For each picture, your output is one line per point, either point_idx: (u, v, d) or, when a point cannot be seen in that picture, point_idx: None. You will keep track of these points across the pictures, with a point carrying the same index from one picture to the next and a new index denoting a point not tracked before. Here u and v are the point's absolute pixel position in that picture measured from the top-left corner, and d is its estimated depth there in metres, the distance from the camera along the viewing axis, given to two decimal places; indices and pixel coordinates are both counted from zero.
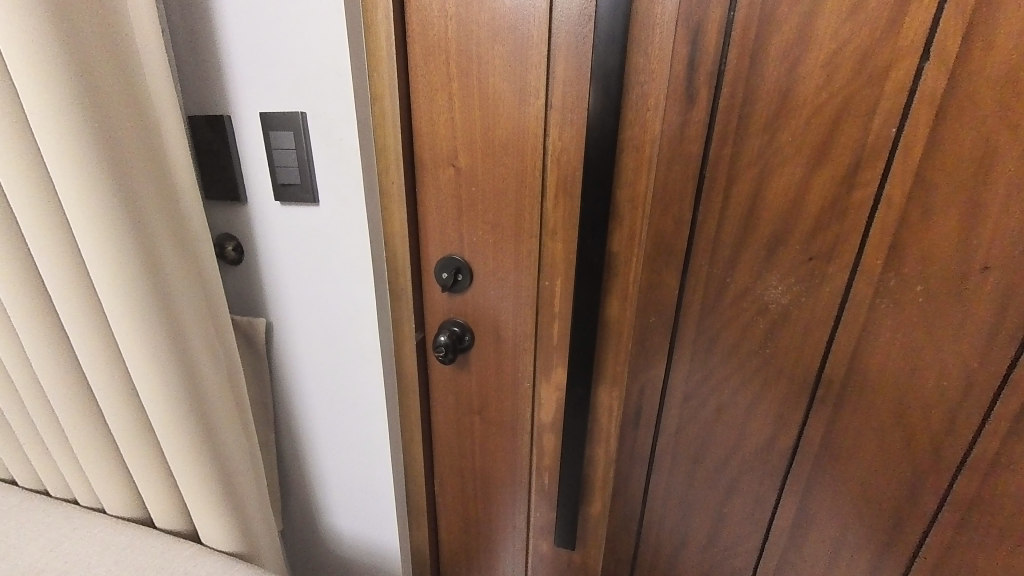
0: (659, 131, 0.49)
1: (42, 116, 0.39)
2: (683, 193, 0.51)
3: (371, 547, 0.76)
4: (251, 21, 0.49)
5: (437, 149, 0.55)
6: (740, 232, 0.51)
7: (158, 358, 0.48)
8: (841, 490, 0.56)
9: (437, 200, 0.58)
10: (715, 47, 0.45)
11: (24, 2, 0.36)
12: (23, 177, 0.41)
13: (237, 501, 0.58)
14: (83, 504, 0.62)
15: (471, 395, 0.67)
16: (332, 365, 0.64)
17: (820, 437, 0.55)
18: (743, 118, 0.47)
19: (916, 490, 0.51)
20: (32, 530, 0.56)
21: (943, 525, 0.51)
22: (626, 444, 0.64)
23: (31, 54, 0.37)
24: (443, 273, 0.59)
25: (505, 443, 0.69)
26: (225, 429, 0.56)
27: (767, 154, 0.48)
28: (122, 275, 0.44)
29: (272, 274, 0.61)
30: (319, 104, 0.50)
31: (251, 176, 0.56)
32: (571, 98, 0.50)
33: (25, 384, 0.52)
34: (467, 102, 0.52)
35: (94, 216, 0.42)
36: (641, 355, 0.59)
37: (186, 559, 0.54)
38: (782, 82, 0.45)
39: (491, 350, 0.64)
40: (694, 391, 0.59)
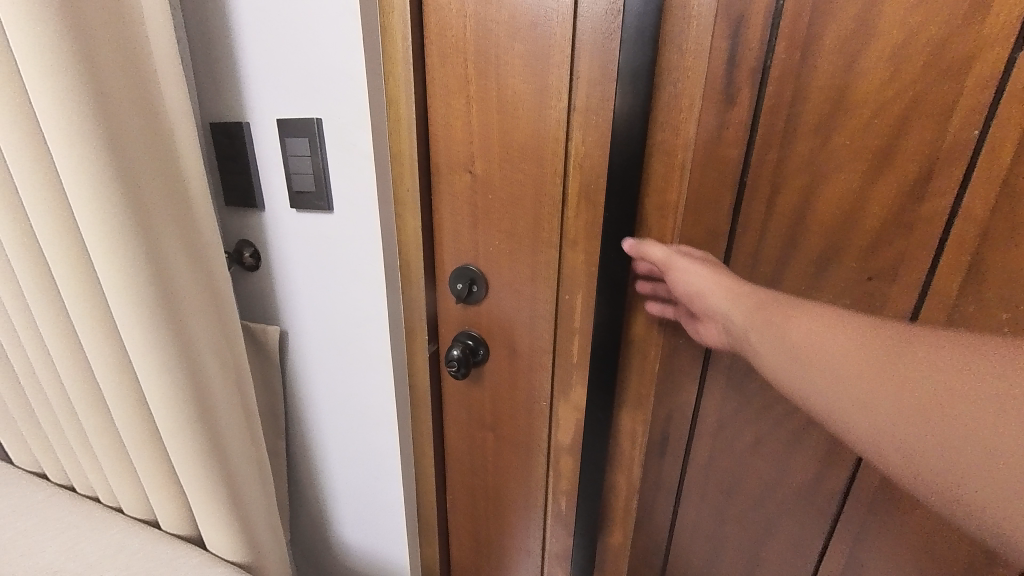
0: (693, 134, 0.45)
1: (50, 119, 0.39)
2: (719, 204, 0.47)
3: (380, 560, 0.74)
4: (269, 28, 0.49)
5: (454, 155, 0.53)
6: (784, 247, 0.46)
7: (166, 368, 0.48)
8: (794, 325, 0.36)
9: (452, 207, 0.55)
10: (760, 41, 0.41)
11: (41, 23, 0.36)
12: (37, 184, 0.42)
13: (243, 510, 0.58)
14: (103, 502, 0.64)
15: (485, 411, 0.64)
16: (344, 374, 0.63)
17: (783, 305, 0.38)
18: (791, 120, 0.42)
19: (912, 337, 0.31)
20: (55, 528, 0.59)
21: (952, 386, 0.28)
22: (650, 474, 0.59)
23: (39, 58, 0.37)
24: (457, 284, 0.57)
25: (519, 464, 0.65)
26: (231, 435, 0.56)
27: (819, 160, 0.42)
28: (128, 279, 0.44)
29: (285, 281, 0.61)
30: (334, 110, 0.49)
31: (267, 184, 0.56)
32: (596, 99, 0.46)
33: (48, 389, 0.55)
34: (485, 106, 0.50)
35: (101, 220, 0.42)
36: (669, 378, 0.54)
37: (193, 569, 0.55)
38: (838, 78, 0.40)
39: (506, 365, 0.60)
40: (728, 420, 0.54)
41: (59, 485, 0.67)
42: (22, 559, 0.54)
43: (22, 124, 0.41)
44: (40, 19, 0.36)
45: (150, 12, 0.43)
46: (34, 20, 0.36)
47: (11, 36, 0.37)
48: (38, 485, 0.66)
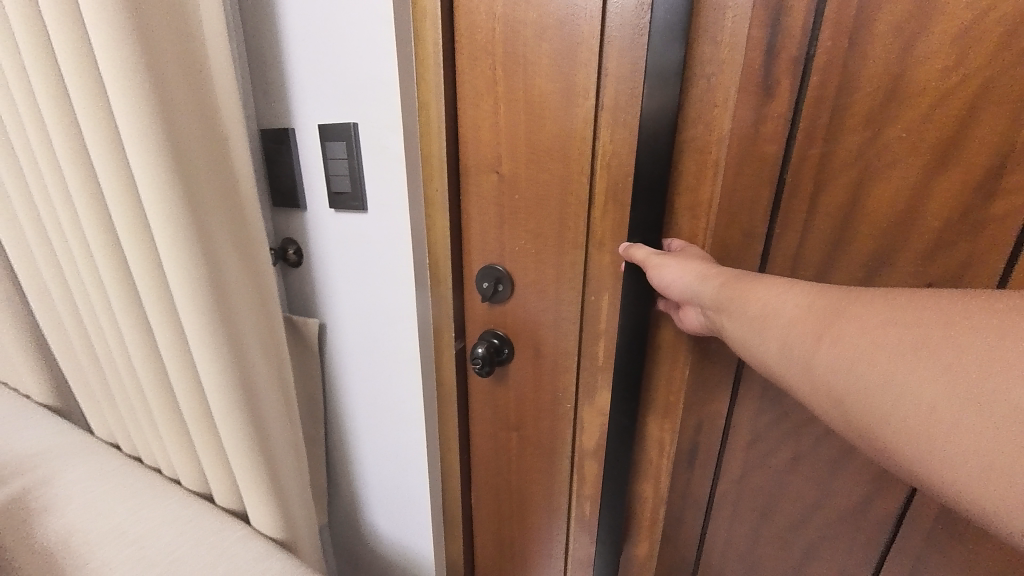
0: (728, 130, 0.43)
1: (126, 132, 0.44)
2: (755, 203, 0.44)
3: (407, 550, 0.77)
4: (314, 39, 0.52)
5: (481, 155, 0.54)
6: (829, 249, 0.42)
7: (218, 354, 0.53)
8: (756, 301, 0.34)
9: (480, 207, 0.56)
10: (803, 28, 0.38)
11: (122, 50, 0.42)
12: (116, 191, 0.48)
13: (281, 488, 0.63)
14: (164, 475, 0.72)
15: (509, 410, 0.64)
16: (375, 366, 0.66)
17: (748, 280, 0.36)
18: (837, 112, 0.39)
19: (869, 302, 0.27)
20: (124, 492, 0.66)
21: (893, 354, 0.25)
22: (677, 487, 0.57)
23: (119, 78, 0.42)
24: (482, 283, 0.57)
25: (542, 467, 0.65)
26: (269, 417, 0.61)
27: (868, 155, 0.39)
28: (187, 275, 0.49)
29: (324, 277, 0.65)
30: (370, 115, 0.52)
31: (310, 185, 0.60)
32: (624, 97, 0.45)
33: (124, 371, 0.63)
34: (512, 106, 0.50)
35: (164, 220, 0.47)
36: (699, 387, 0.51)
37: (237, 540, 0.60)
38: (891, 65, 0.36)
39: (530, 365, 0.60)
40: (764, 434, 0.50)
41: (128, 457, 0.76)
42: (94, 520, 0.61)
43: (105, 139, 0.47)
44: (121, 46, 0.42)
45: (209, 35, 0.49)
46: (116, 47, 0.42)
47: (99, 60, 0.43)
48: (114, 455, 0.75)
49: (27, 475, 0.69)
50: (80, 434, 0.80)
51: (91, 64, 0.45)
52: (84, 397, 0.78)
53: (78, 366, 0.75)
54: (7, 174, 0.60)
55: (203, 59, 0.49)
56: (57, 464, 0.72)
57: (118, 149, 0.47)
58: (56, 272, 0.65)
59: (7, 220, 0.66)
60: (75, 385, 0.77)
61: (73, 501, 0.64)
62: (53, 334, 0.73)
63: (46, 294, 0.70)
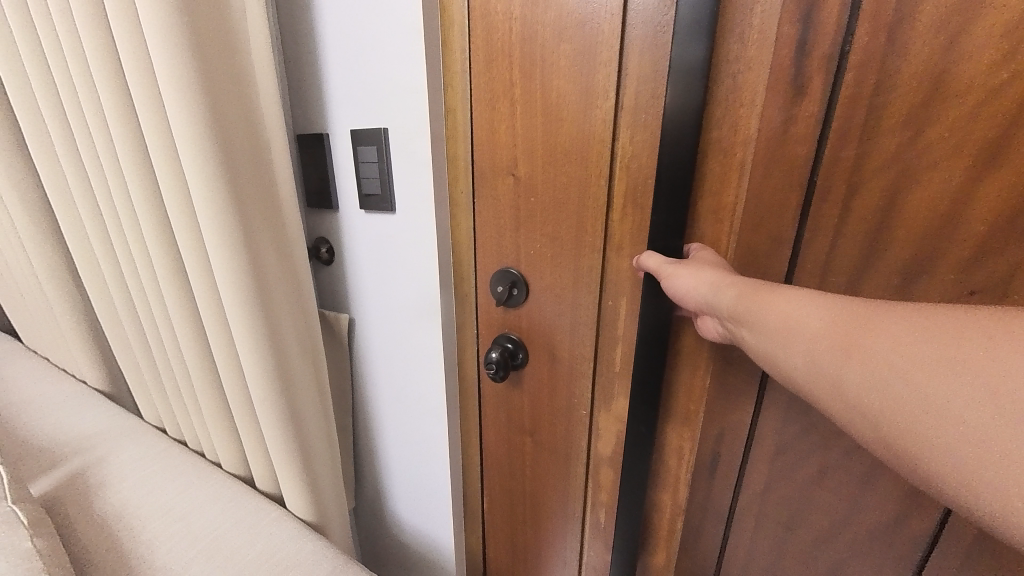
0: (756, 130, 0.42)
1: (181, 140, 0.49)
2: (783, 207, 0.43)
3: (429, 540, 0.80)
4: (349, 48, 0.55)
5: (498, 158, 0.53)
6: (864, 255, 0.41)
7: (258, 344, 0.57)
8: (777, 314, 0.33)
9: (494, 210, 0.55)
10: (838, 23, 0.37)
11: (180, 67, 0.46)
12: (173, 194, 0.53)
13: (314, 472, 0.68)
14: (208, 459, 0.80)
15: (523, 414, 0.63)
16: (401, 360, 0.69)
17: (768, 291, 0.35)
18: (874, 111, 0.38)
19: (891, 316, 0.27)
20: (174, 472, 0.73)
21: (927, 370, 0.25)
22: (697, 496, 0.56)
23: (177, 91, 0.47)
24: (497, 286, 0.57)
25: (556, 474, 0.64)
26: (304, 405, 0.65)
27: (908, 157, 0.37)
28: (233, 270, 0.54)
29: (354, 274, 0.68)
30: (399, 120, 0.54)
31: (342, 187, 0.63)
32: (645, 98, 0.44)
33: (175, 359, 0.69)
34: (529, 107, 0.49)
35: (213, 220, 0.52)
36: (721, 395, 0.51)
37: (273, 520, 0.65)
38: (934, 61, 0.35)
39: (545, 371, 0.59)
40: (789, 446, 0.49)
41: (174, 440, 0.83)
42: (145, 496, 0.68)
43: (164, 146, 0.52)
44: (178, 64, 0.46)
45: (255, 48, 0.53)
46: (175, 65, 0.46)
47: (159, 76, 0.47)
48: (162, 437, 0.82)
49: (88, 453, 0.77)
50: (131, 419, 0.87)
51: (149, 77, 0.49)
52: (137, 384, 0.85)
53: (131, 354, 0.83)
54: (74, 182, 0.67)
55: (248, 70, 0.53)
56: (113, 443, 0.79)
57: (174, 155, 0.52)
58: (116, 271, 0.72)
59: (73, 222, 0.74)
60: (128, 374, 0.84)
61: (129, 477, 0.72)
62: (109, 326, 0.81)
63: (105, 288, 0.78)
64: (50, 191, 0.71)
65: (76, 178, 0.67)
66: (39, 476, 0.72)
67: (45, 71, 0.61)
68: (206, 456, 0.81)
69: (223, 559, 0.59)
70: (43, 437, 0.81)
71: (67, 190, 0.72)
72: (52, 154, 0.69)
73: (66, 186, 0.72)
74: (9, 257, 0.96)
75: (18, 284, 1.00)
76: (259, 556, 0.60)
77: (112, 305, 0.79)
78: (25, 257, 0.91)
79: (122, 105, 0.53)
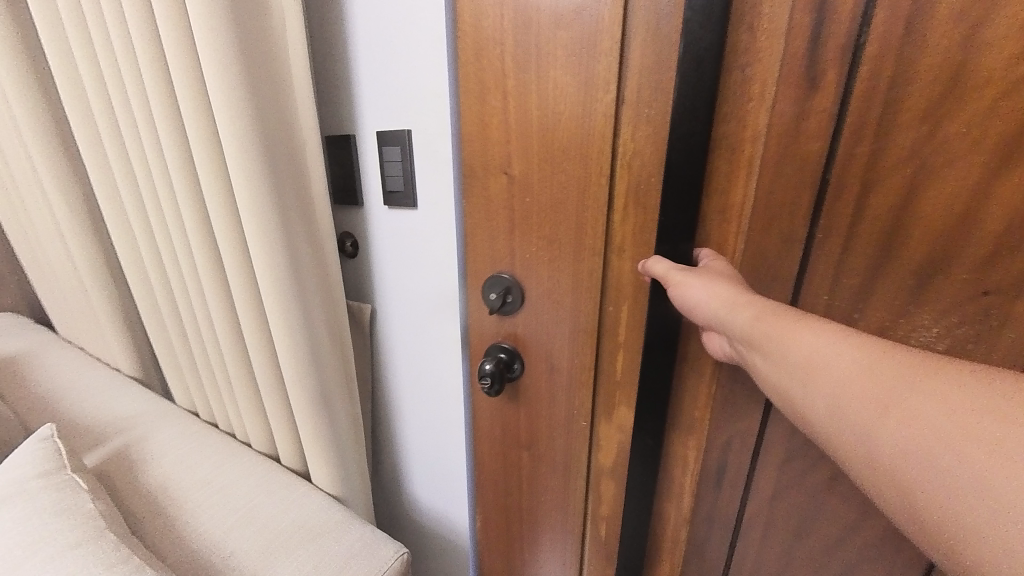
0: (766, 125, 0.42)
1: (226, 138, 0.54)
2: (795, 203, 0.43)
3: (444, 521, 0.84)
4: (376, 53, 0.58)
5: (490, 155, 0.51)
6: (877, 255, 0.40)
7: (291, 328, 0.63)
8: (798, 345, 0.33)
9: (488, 210, 0.53)
10: (853, 16, 0.37)
11: (227, 72, 0.51)
12: (215, 189, 0.59)
13: (340, 451, 0.73)
14: (239, 438, 0.86)
15: (517, 428, 0.61)
16: (420, 350, 0.73)
17: (788, 319, 0.35)
18: (888, 107, 0.37)
19: (919, 365, 0.27)
20: (209, 449, 0.80)
21: (946, 420, 0.24)
22: (706, 504, 0.56)
23: (224, 102, 0.52)
24: (491, 293, 0.55)
25: (557, 494, 0.61)
26: (332, 387, 0.69)
27: (924, 154, 0.37)
28: (269, 259, 0.59)
29: (377, 268, 0.72)
30: (422, 122, 0.58)
31: (368, 184, 0.66)
32: (648, 90, 0.42)
33: (210, 342, 0.76)
34: (522, 100, 0.47)
35: (252, 213, 0.56)
36: (729, 403, 0.51)
37: (303, 493, 0.71)
38: (952, 57, 0.34)
39: (544, 380, 0.57)
40: (799, 452, 0.49)
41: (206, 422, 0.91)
42: (186, 470, 0.75)
43: (207, 144, 0.57)
44: (225, 69, 0.51)
45: (292, 53, 0.57)
46: (222, 70, 0.51)
47: (207, 80, 0.52)
48: (194, 420, 0.90)
49: (131, 431, 0.85)
50: (166, 403, 0.96)
51: (197, 81, 0.54)
52: (172, 371, 0.93)
53: (167, 340, 0.91)
54: (121, 179, 0.74)
55: (285, 81, 0.57)
56: (153, 423, 0.87)
57: (218, 153, 0.58)
58: (159, 264, 0.80)
59: (119, 218, 0.81)
60: (164, 358, 0.92)
61: (169, 453, 0.79)
62: (148, 313, 0.89)
63: (144, 277, 0.86)
64: (98, 188, 0.79)
65: (125, 184, 0.74)
66: (93, 450, 0.80)
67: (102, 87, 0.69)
68: (235, 436, 0.87)
69: (260, 525, 0.65)
70: (92, 418, 0.90)
71: (113, 186, 0.79)
72: (101, 155, 0.77)
73: (113, 183, 0.79)
74: (52, 250, 1.06)
75: (63, 281, 1.09)
76: (293, 525, 0.65)
77: (153, 298, 0.87)
78: (66, 250, 1.00)
79: (170, 114, 0.59)
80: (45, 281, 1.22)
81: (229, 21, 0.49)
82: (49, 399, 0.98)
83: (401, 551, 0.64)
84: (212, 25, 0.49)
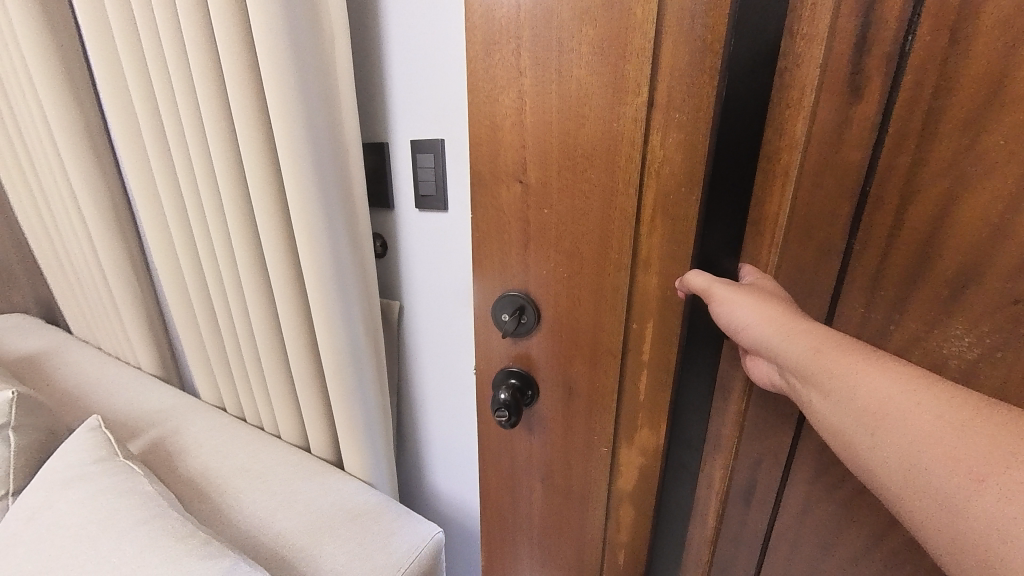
0: (805, 135, 0.39)
1: (282, 144, 0.58)
2: (833, 217, 0.40)
3: (460, 504, 0.89)
4: (410, 66, 0.61)
5: (502, 163, 0.47)
6: (914, 265, 0.38)
7: (331, 320, 0.67)
8: (862, 384, 0.31)
9: (501, 222, 0.49)
10: (898, 23, 0.34)
11: (285, 82, 0.55)
12: (264, 189, 0.64)
13: (370, 440, 0.77)
14: (265, 430, 0.92)
15: (527, 456, 0.58)
16: (444, 344, 0.76)
17: (851, 354, 0.32)
18: (931, 116, 0.35)
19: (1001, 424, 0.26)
20: (242, 440, 0.87)
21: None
22: (729, 522, 0.53)
23: (282, 111, 0.57)
24: (503, 315, 0.51)
25: (577, 522, 0.57)
26: (366, 379, 0.73)
27: (968, 165, 0.34)
28: (312, 255, 0.64)
29: (405, 267, 0.75)
30: (451, 132, 0.61)
31: (400, 187, 0.69)
32: (679, 91, 0.37)
33: (244, 333, 0.82)
34: (545, 98, 0.42)
35: (301, 211, 0.61)
36: (759, 422, 0.48)
37: (338, 479, 0.77)
38: (1000, 64, 0.32)
39: (557, 409, 0.54)
40: (831, 468, 0.46)
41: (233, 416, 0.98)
42: (224, 459, 0.81)
43: (258, 148, 0.61)
44: (283, 80, 0.55)
45: (341, 64, 0.60)
46: (280, 81, 0.55)
47: (267, 90, 0.56)
48: (222, 415, 0.96)
49: (166, 424, 0.93)
50: (195, 399, 1.03)
51: (251, 91, 0.59)
52: (199, 367, 1.00)
53: (195, 333, 0.97)
54: (163, 184, 0.80)
55: (335, 93, 0.61)
56: (188, 418, 0.95)
57: (268, 157, 0.62)
58: (195, 262, 0.86)
59: (155, 218, 0.88)
60: (192, 352, 0.99)
61: (204, 445, 0.86)
62: (178, 307, 0.95)
63: (177, 273, 0.92)
64: (138, 190, 0.85)
65: (168, 193, 0.80)
66: (135, 438, 0.88)
67: (150, 104, 0.75)
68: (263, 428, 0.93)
69: (303, 506, 0.71)
70: (130, 414, 0.98)
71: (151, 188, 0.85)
72: (143, 161, 0.83)
73: (151, 185, 0.85)
74: (75, 247, 1.17)
75: (99, 283, 1.17)
76: (333, 506, 0.72)
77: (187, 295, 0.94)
78: (86, 239, 1.12)
79: (223, 128, 0.64)
80: (69, 287, 1.32)
81: (291, 39, 0.54)
82: (91, 398, 1.07)
83: (435, 532, 0.70)
84: (271, 40, 0.53)
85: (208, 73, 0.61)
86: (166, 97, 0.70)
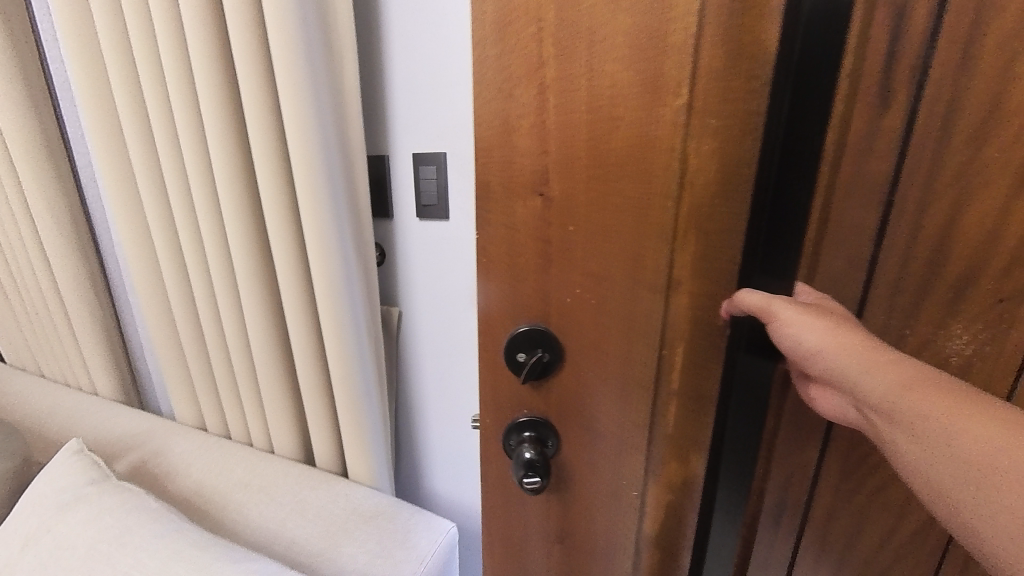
0: (839, 145, 0.37)
1: (293, 151, 0.57)
2: (861, 230, 0.39)
3: (460, 504, 0.90)
4: (411, 81, 0.62)
5: (517, 171, 0.42)
6: (927, 270, 0.39)
7: (341, 328, 0.66)
8: (949, 422, 0.29)
9: (514, 243, 0.44)
10: (923, 36, 0.34)
11: (297, 88, 0.54)
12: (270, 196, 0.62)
13: (375, 448, 0.76)
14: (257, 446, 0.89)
15: (545, 503, 0.52)
16: (447, 350, 0.77)
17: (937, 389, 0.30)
18: (946, 129, 0.36)
19: None
20: (234, 456, 0.84)
21: None
22: (757, 550, 0.51)
23: (294, 117, 0.55)
24: (520, 357, 0.46)
25: (598, 565, 0.52)
26: (372, 386, 0.72)
27: (971, 174, 0.37)
28: (322, 263, 0.62)
29: (405, 275, 0.73)
30: (450, 146, 0.63)
31: (400, 195, 0.68)
32: (713, 97, 0.36)
33: (238, 349, 0.79)
34: (569, 102, 0.38)
35: (309, 218, 0.59)
36: (789, 440, 0.46)
37: (344, 486, 0.76)
38: (996, 84, 0.35)
39: (579, 446, 0.49)
40: (852, 469, 0.47)
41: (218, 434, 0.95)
42: (220, 477, 0.79)
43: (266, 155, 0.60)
44: (294, 86, 0.54)
45: (348, 72, 0.59)
46: (292, 87, 0.54)
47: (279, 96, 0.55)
48: (206, 433, 0.92)
49: (149, 445, 0.89)
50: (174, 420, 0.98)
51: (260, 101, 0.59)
52: (180, 387, 0.96)
53: (176, 350, 0.93)
54: (147, 194, 0.76)
55: (342, 103, 0.60)
56: (174, 436, 0.92)
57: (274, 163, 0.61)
58: (181, 276, 0.82)
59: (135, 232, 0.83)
60: (174, 372, 0.94)
61: (195, 464, 0.83)
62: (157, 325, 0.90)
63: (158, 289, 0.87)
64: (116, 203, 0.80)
65: (152, 205, 0.77)
66: (119, 460, 0.86)
67: (135, 113, 0.72)
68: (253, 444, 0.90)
69: (315, 514, 0.71)
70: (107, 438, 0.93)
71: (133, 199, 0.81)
72: (126, 171, 0.79)
73: (133, 198, 0.81)
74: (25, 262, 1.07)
75: (57, 302, 1.08)
76: (346, 510, 0.72)
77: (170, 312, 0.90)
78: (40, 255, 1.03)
79: (225, 138, 0.62)
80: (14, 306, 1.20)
81: (304, 46, 0.53)
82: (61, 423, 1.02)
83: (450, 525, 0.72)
84: (284, 45, 0.52)
85: (213, 81, 0.60)
86: (159, 108, 0.68)
